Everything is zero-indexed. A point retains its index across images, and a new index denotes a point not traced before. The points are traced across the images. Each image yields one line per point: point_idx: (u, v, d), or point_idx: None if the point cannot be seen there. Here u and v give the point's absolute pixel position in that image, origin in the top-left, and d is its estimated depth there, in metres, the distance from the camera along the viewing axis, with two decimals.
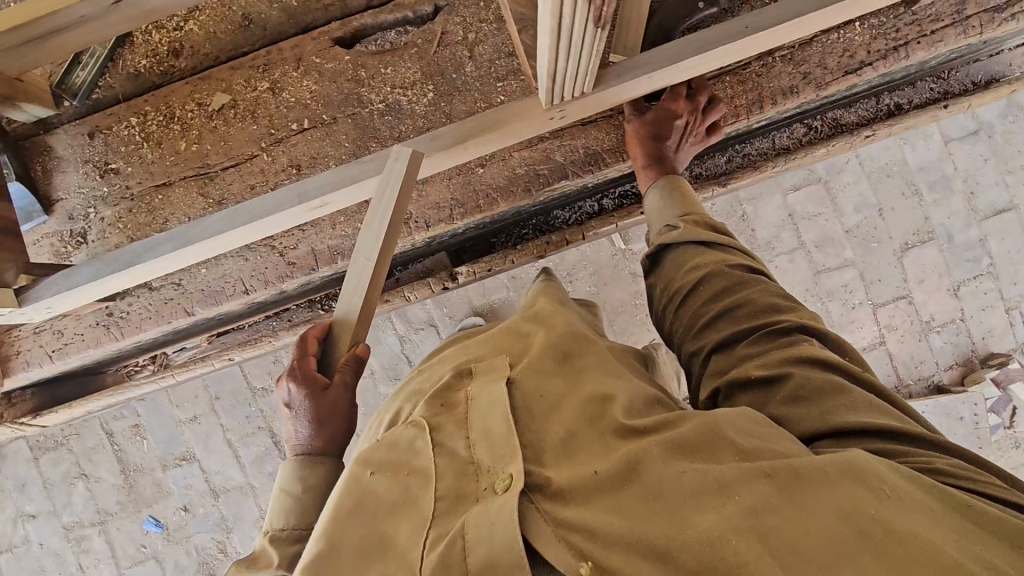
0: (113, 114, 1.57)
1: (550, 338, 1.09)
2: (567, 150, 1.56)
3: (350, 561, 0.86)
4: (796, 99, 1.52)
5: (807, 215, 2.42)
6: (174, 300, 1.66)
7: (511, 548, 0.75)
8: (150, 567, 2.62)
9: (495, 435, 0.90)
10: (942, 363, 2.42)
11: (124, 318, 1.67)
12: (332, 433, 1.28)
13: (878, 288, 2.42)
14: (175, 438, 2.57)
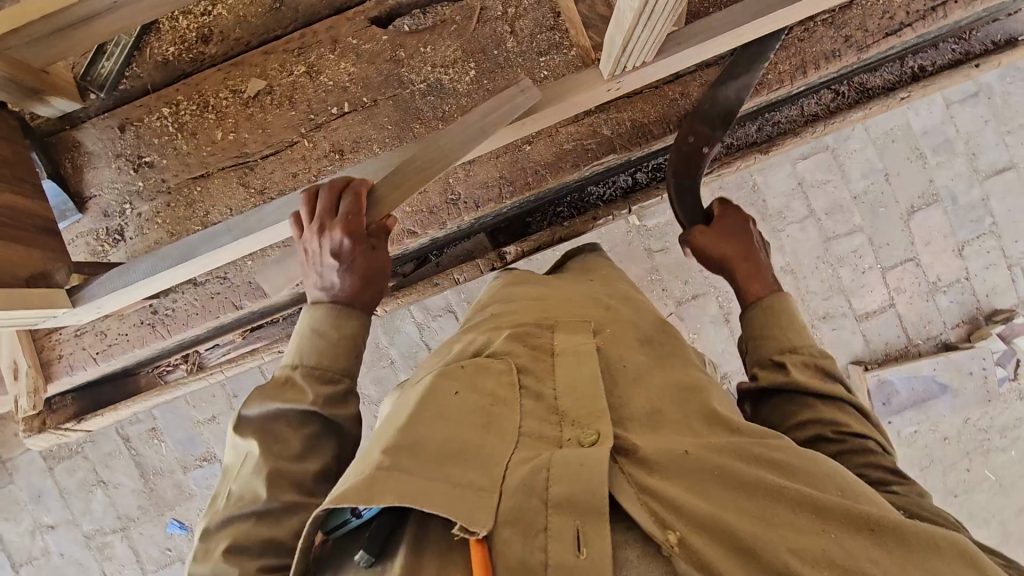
0: (142, 106, 1.60)
1: (634, 321, 1.13)
2: (614, 122, 1.58)
3: (429, 455, 0.81)
4: (838, 64, 1.54)
5: (816, 182, 2.45)
6: (220, 293, 1.70)
7: (594, 491, 0.77)
8: (177, 569, 2.59)
9: (586, 394, 0.91)
10: (949, 321, 2.50)
11: (169, 315, 1.72)
12: (369, 296, 1.19)
13: (887, 252, 2.48)
14: (194, 438, 2.52)
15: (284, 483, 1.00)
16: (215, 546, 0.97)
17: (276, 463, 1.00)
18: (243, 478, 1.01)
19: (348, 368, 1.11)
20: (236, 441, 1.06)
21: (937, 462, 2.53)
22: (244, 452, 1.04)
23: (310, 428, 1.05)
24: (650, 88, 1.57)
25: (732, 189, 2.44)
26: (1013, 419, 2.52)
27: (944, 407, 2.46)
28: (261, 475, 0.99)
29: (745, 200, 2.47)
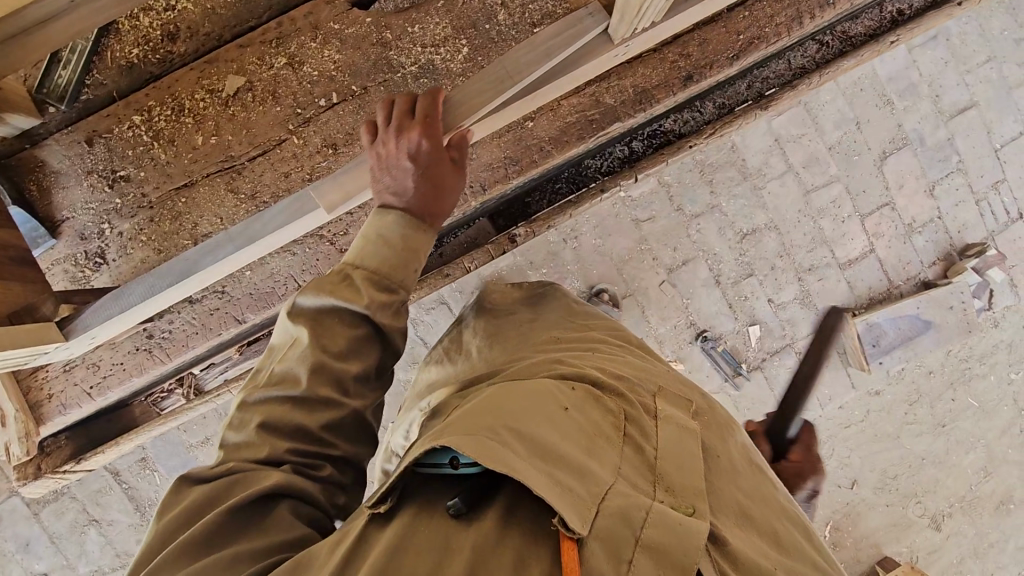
0: (110, 116, 1.73)
1: (712, 417, 1.16)
2: (617, 91, 1.74)
3: (534, 451, 0.81)
4: (834, 9, 1.75)
5: (792, 137, 2.48)
6: (220, 308, 1.86)
7: (687, 550, 0.75)
8: None
9: (684, 465, 0.92)
10: (926, 260, 2.58)
11: (167, 337, 1.87)
12: (444, 201, 1.22)
13: (864, 199, 2.54)
14: (189, 464, 2.41)
15: (324, 377, 1.03)
16: (250, 420, 1.02)
17: (321, 356, 1.03)
18: (288, 361, 1.05)
19: (403, 280, 1.13)
20: (287, 323, 1.08)
21: (925, 396, 2.64)
22: (293, 337, 1.07)
23: (354, 330, 1.07)
24: (651, 53, 1.74)
25: (711, 151, 2.45)
26: (988, 346, 2.65)
27: (928, 342, 2.54)
28: (305, 362, 1.02)
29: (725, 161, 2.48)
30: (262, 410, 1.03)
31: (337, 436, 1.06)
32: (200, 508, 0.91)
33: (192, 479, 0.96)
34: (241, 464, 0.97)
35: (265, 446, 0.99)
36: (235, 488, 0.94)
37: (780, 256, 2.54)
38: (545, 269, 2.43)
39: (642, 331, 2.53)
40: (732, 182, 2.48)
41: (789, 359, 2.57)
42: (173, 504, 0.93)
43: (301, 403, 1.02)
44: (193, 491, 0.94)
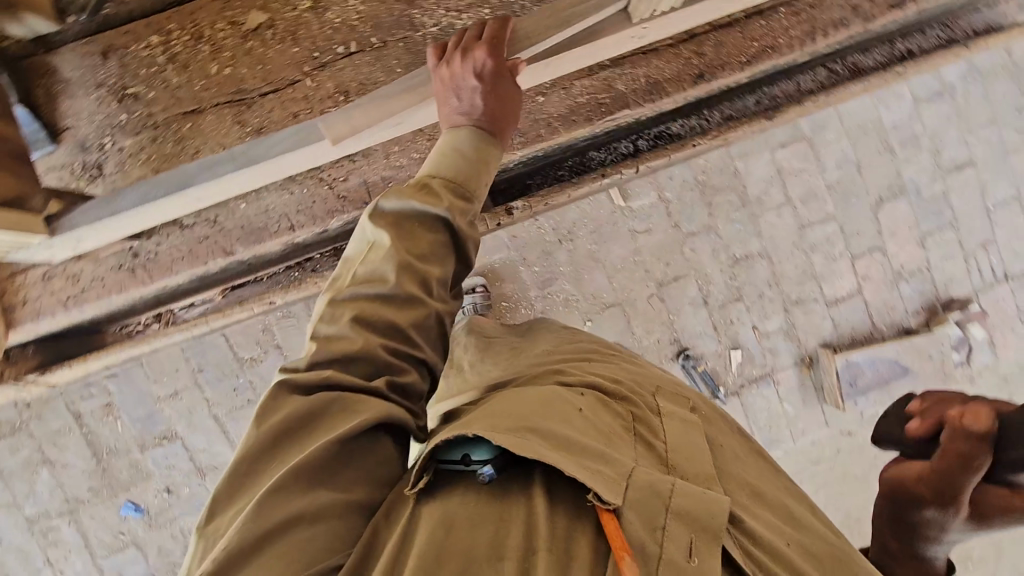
0: (128, 34, 1.73)
1: (709, 409, 1.29)
2: (629, 79, 1.77)
3: (560, 442, 0.96)
4: (847, 31, 1.77)
5: (794, 170, 2.53)
6: (211, 237, 1.86)
7: (709, 514, 0.89)
8: (131, 554, 2.44)
9: (694, 454, 1.04)
10: (911, 308, 2.61)
11: (153, 259, 1.87)
12: (506, 124, 1.31)
13: (857, 240, 2.58)
14: (154, 416, 2.37)
15: (411, 275, 1.09)
16: (344, 313, 1.06)
17: (406, 257, 1.09)
18: (372, 263, 1.10)
19: (476, 192, 1.22)
20: (369, 227, 1.12)
21: None
22: (373, 241, 1.12)
23: (437, 235, 1.14)
24: (669, 46, 1.75)
25: (714, 174, 2.49)
26: None
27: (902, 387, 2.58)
28: (393, 262, 1.08)
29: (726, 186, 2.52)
30: (356, 306, 1.07)
31: (422, 339, 1.12)
32: (301, 426, 0.97)
33: (289, 387, 1.00)
34: (339, 374, 1.02)
35: (361, 340, 1.04)
36: (332, 410, 0.99)
37: (769, 285, 2.57)
38: (538, 267, 2.45)
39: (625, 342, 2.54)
40: (731, 207, 2.52)
41: (767, 388, 2.59)
42: (274, 410, 0.98)
43: (391, 301, 1.08)
44: (292, 402, 0.98)
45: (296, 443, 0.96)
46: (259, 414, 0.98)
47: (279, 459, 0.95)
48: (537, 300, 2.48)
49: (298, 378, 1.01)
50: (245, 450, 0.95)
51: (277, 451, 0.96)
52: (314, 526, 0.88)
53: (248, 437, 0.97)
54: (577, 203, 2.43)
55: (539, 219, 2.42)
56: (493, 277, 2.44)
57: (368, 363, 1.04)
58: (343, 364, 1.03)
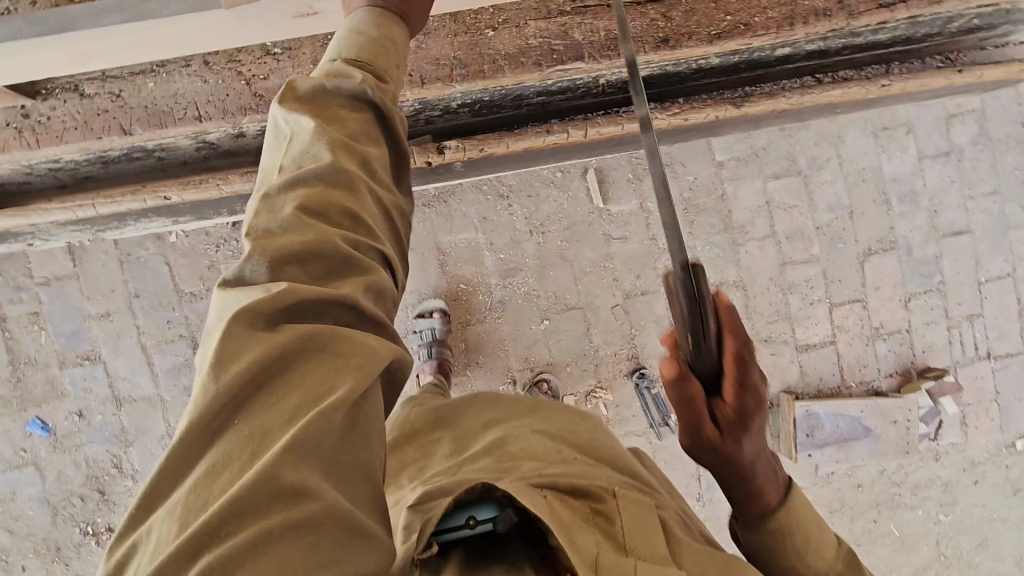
0: None
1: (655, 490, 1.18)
2: (587, 29, 1.53)
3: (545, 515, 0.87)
4: (828, 22, 1.53)
5: (784, 205, 2.43)
6: (109, 112, 1.48)
7: None
8: (28, 474, 2.30)
9: (652, 537, 0.94)
10: (883, 369, 2.49)
11: (43, 123, 1.48)
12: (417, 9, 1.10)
13: (838, 288, 2.47)
14: (80, 333, 2.27)
15: (349, 155, 0.85)
16: (285, 204, 0.78)
17: (340, 136, 0.85)
18: (300, 148, 0.84)
19: (387, 69, 0.99)
20: (282, 116, 0.88)
21: (847, 507, 2.50)
22: (290, 130, 0.87)
23: (363, 115, 0.92)
24: (630, 2, 1.52)
25: (701, 193, 2.40)
26: (925, 478, 2.51)
27: (864, 450, 2.43)
28: (325, 140, 0.83)
29: (710, 207, 2.43)
30: (298, 194, 0.78)
31: (381, 235, 0.84)
32: (271, 373, 0.63)
33: (247, 318, 0.65)
34: (305, 289, 0.69)
35: (313, 232, 0.75)
36: (313, 360, 0.66)
37: (739, 317, 2.46)
38: (503, 254, 2.35)
39: (582, 348, 2.38)
40: (712, 230, 2.42)
41: None
42: (230, 356, 0.62)
43: (335, 183, 0.80)
44: (257, 343, 0.64)
45: (269, 407, 0.62)
46: (210, 361, 0.62)
47: (246, 427, 0.60)
48: (496, 288, 2.36)
49: (258, 303, 0.66)
50: (189, 418, 0.60)
51: (241, 416, 0.61)
52: (316, 540, 0.57)
53: (193, 395, 0.61)
54: (555, 197, 2.34)
55: (513, 205, 2.33)
56: (455, 256, 2.35)
57: (328, 263, 0.74)
58: (300, 261, 0.73)
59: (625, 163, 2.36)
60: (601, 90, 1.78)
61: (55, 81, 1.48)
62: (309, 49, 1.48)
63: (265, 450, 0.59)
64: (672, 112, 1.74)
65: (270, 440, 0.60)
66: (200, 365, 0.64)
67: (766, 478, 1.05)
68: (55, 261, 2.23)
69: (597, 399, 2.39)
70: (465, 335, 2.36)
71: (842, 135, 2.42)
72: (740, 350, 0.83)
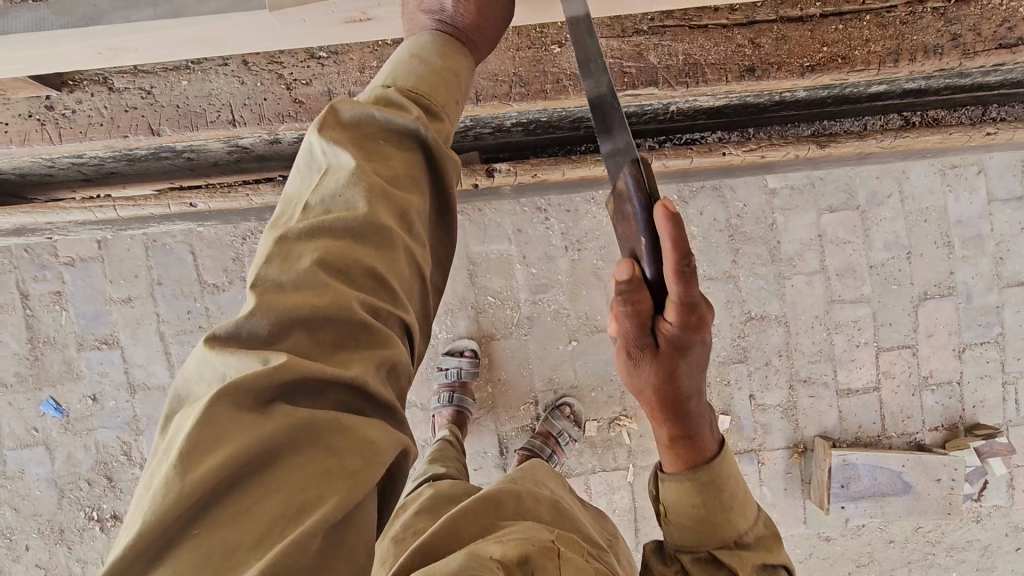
0: None
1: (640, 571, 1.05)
2: (665, 51, 1.40)
3: None
4: (938, 61, 1.39)
5: (836, 240, 2.28)
6: (138, 109, 1.40)
7: None
8: (38, 454, 2.26)
9: None
10: (928, 422, 2.34)
11: (68, 117, 1.40)
12: (486, 33, 1.01)
13: (888, 332, 2.31)
14: (100, 317, 2.22)
15: (386, 204, 0.77)
16: (302, 255, 0.72)
17: (379, 181, 0.77)
18: (332, 189, 0.76)
19: (445, 106, 0.89)
20: (319, 145, 0.79)
21: (877, 564, 2.35)
22: (326, 164, 0.78)
23: (408, 154, 0.83)
24: (716, 24, 1.39)
25: (750, 220, 2.26)
26: (963, 540, 2.36)
27: (902, 507, 2.21)
28: (363, 186, 0.76)
29: (759, 237, 2.28)
30: (317, 245, 0.73)
31: (406, 298, 0.79)
32: (248, 473, 0.59)
33: (232, 399, 0.61)
34: (307, 366, 0.65)
35: (328, 294, 0.70)
36: (299, 460, 0.62)
37: (779, 354, 2.31)
38: (535, 270, 2.23)
39: (611, 373, 2.25)
40: (758, 260, 2.28)
41: (748, 465, 2.34)
42: (207, 447, 0.58)
43: (366, 239, 0.75)
44: (236, 435, 0.59)
45: (241, 514, 0.58)
46: (180, 453, 0.58)
47: (209, 537, 0.56)
48: (525, 304, 2.24)
49: (246, 382, 0.61)
50: (148, 519, 0.56)
51: (205, 525, 0.57)
52: None
53: (157, 489, 0.57)
54: (594, 213, 2.21)
55: (550, 218, 2.21)
56: (485, 267, 2.24)
57: (339, 329, 0.70)
58: (308, 325, 0.68)
59: (670, 184, 2.24)
60: (668, 116, 1.67)
61: (84, 73, 1.40)
62: (355, 55, 1.39)
63: (227, 572, 0.55)
64: (747, 145, 1.64)
65: (234, 560, 0.56)
66: (171, 447, 0.60)
67: (700, 418, 0.98)
68: (79, 242, 2.18)
69: (620, 427, 2.27)
70: (488, 349, 2.26)
71: (908, 171, 2.25)
72: (681, 270, 0.73)
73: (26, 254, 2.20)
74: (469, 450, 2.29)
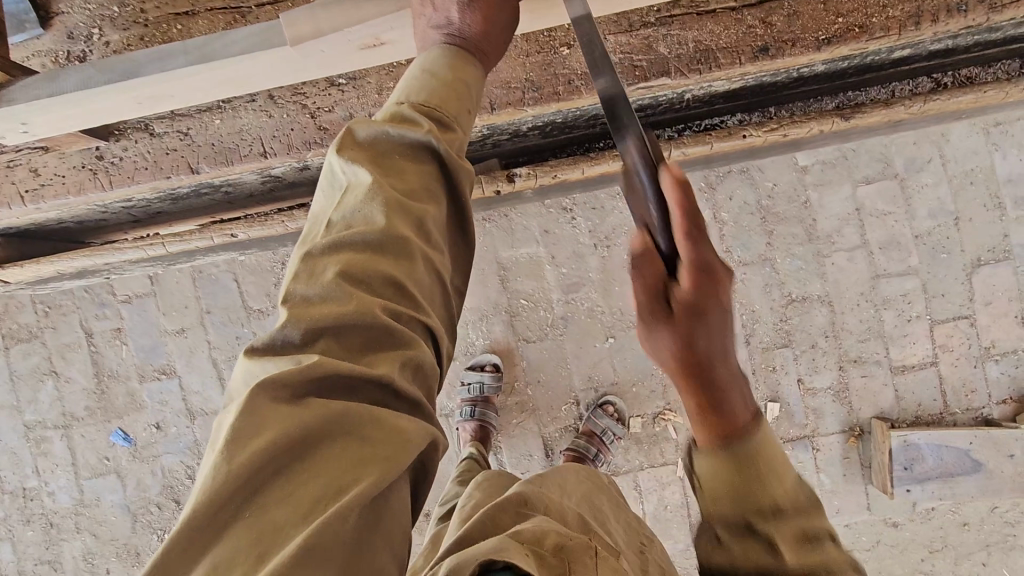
0: None
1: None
2: (673, 41, 1.40)
3: None
4: (963, 19, 1.34)
5: (876, 212, 2.20)
6: (178, 151, 1.48)
7: None
8: (111, 482, 2.40)
9: None
10: (994, 395, 2.22)
11: (116, 164, 1.50)
12: (495, 41, 1.04)
13: (940, 303, 2.21)
14: (158, 348, 2.35)
15: (404, 215, 0.80)
16: (325, 270, 0.75)
17: (394, 192, 0.80)
18: (351, 205, 0.80)
19: (455, 114, 0.92)
20: (339, 164, 0.82)
21: (950, 548, 2.24)
22: (346, 181, 0.82)
23: (421, 165, 0.86)
24: (725, 8, 1.38)
25: (782, 200, 2.21)
26: None
27: (972, 488, 2.07)
28: (380, 200, 0.79)
29: (794, 216, 2.22)
30: (340, 259, 0.76)
31: (429, 304, 0.81)
32: (288, 460, 0.64)
33: (271, 391, 0.65)
34: (337, 365, 0.69)
35: (352, 305, 0.73)
36: (335, 447, 0.66)
37: (826, 335, 2.24)
38: (565, 269, 2.23)
39: (651, 367, 2.23)
40: (794, 241, 2.22)
41: (802, 451, 2.27)
42: (248, 434, 0.63)
43: (384, 251, 0.78)
44: (276, 421, 0.64)
45: (283, 495, 0.62)
46: (225, 441, 0.62)
47: (255, 518, 0.60)
48: (558, 304, 2.25)
49: (284, 376, 0.66)
50: (198, 499, 0.60)
51: (252, 505, 0.61)
52: None
53: (204, 475, 0.62)
54: (621, 208, 2.21)
55: (576, 217, 2.21)
56: (517, 271, 2.25)
57: (364, 335, 0.73)
58: (338, 333, 0.72)
59: (696, 171, 2.21)
60: (685, 105, 1.65)
61: (127, 122, 1.49)
62: (372, 77, 1.44)
63: (271, 547, 0.59)
64: (769, 126, 1.62)
65: (278, 536, 0.59)
66: (214, 440, 0.65)
67: (735, 390, 0.77)
68: (134, 279, 2.32)
69: (666, 421, 2.24)
70: (525, 353, 2.27)
71: (947, 133, 2.15)
72: (690, 224, 0.72)
73: (87, 295, 2.35)
74: (514, 454, 2.30)
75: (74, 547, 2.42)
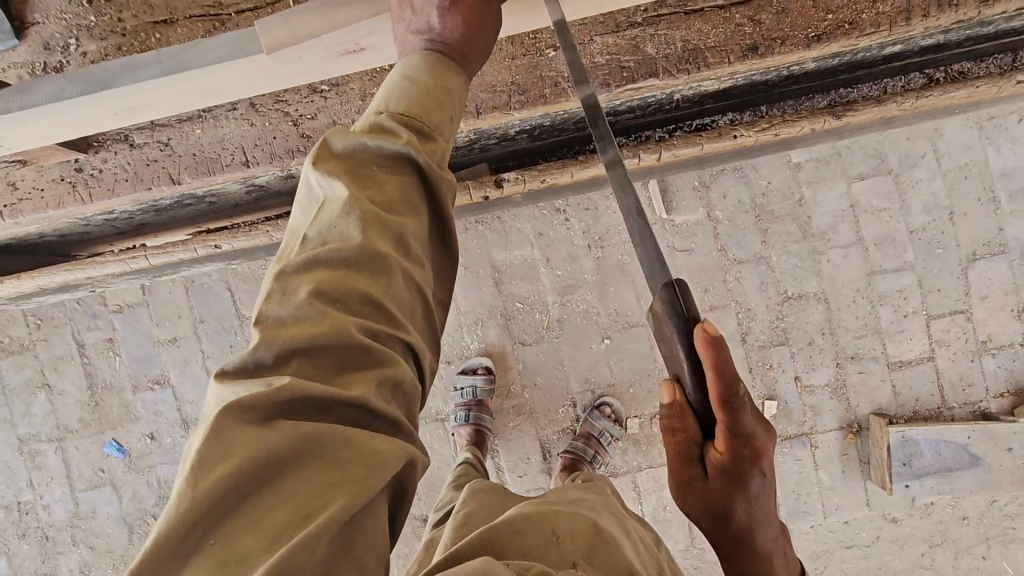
0: None
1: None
2: (661, 40, 1.38)
3: None
4: (954, 13, 1.32)
5: (871, 208, 2.19)
6: (158, 161, 1.46)
7: None
8: (106, 493, 2.38)
9: None
10: (992, 388, 2.21)
11: (96, 176, 1.48)
12: (477, 44, 1.02)
13: (936, 298, 2.20)
14: (150, 358, 2.33)
15: (381, 229, 0.78)
16: (300, 288, 0.74)
17: (371, 206, 0.79)
18: (328, 220, 0.78)
19: (436, 124, 0.90)
20: (315, 178, 0.81)
21: (951, 543, 2.23)
22: (323, 195, 0.80)
23: (401, 177, 0.84)
24: (712, 6, 1.36)
25: (776, 198, 2.20)
26: None
27: (972, 482, 2.07)
28: (355, 215, 0.77)
29: (788, 214, 2.21)
30: (315, 277, 0.75)
31: (409, 320, 0.79)
32: (257, 484, 0.63)
33: (239, 414, 0.64)
34: (309, 385, 0.67)
35: (327, 324, 0.71)
36: (306, 471, 0.65)
37: (822, 333, 2.23)
38: (559, 271, 2.22)
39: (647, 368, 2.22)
40: (789, 239, 2.20)
41: (800, 448, 2.26)
42: (215, 459, 0.62)
43: (360, 267, 0.76)
44: (244, 445, 0.63)
45: (251, 522, 0.62)
46: (191, 465, 0.62)
47: (221, 546, 0.60)
48: (553, 306, 2.23)
49: (252, 399, 0.65)
50: (164, 526, 0.60)
51: (219, 532, 0.61)
52: None
53: (170, 500, 0.61)
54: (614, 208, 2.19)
55: (570, 218, 2.20)
56: (511, 274, 2.24)
57: (339, 355, 0.71)
58: (311, 352, 0.70)
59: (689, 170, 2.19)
60: (675, 105, 1.64)
61: (106, 133, 1.47)
62: (356, 83, 1.42)
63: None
64: (760, 126, 1.62)
65: (244, 566, 0.59)
66: (182, 462, 0.64)
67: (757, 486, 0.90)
68: (125, 289, 2.30)
69: None
70: (520, 356, 2.26)
71: (940, 128, 2.14)
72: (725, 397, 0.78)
73: (78, 306, 2.33)
74: (512, 458, 2.28)
75: (70, 560, 2.40)
